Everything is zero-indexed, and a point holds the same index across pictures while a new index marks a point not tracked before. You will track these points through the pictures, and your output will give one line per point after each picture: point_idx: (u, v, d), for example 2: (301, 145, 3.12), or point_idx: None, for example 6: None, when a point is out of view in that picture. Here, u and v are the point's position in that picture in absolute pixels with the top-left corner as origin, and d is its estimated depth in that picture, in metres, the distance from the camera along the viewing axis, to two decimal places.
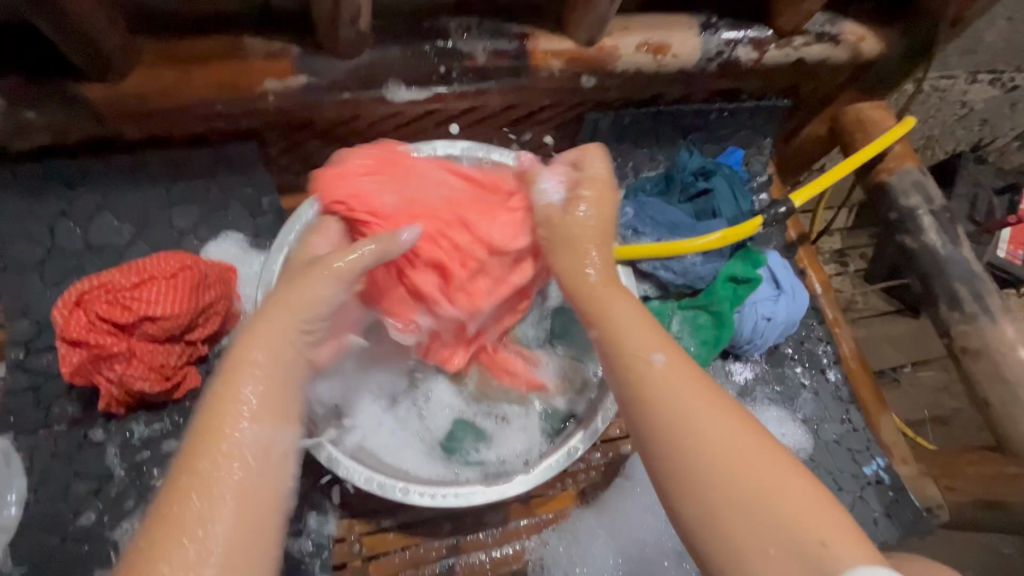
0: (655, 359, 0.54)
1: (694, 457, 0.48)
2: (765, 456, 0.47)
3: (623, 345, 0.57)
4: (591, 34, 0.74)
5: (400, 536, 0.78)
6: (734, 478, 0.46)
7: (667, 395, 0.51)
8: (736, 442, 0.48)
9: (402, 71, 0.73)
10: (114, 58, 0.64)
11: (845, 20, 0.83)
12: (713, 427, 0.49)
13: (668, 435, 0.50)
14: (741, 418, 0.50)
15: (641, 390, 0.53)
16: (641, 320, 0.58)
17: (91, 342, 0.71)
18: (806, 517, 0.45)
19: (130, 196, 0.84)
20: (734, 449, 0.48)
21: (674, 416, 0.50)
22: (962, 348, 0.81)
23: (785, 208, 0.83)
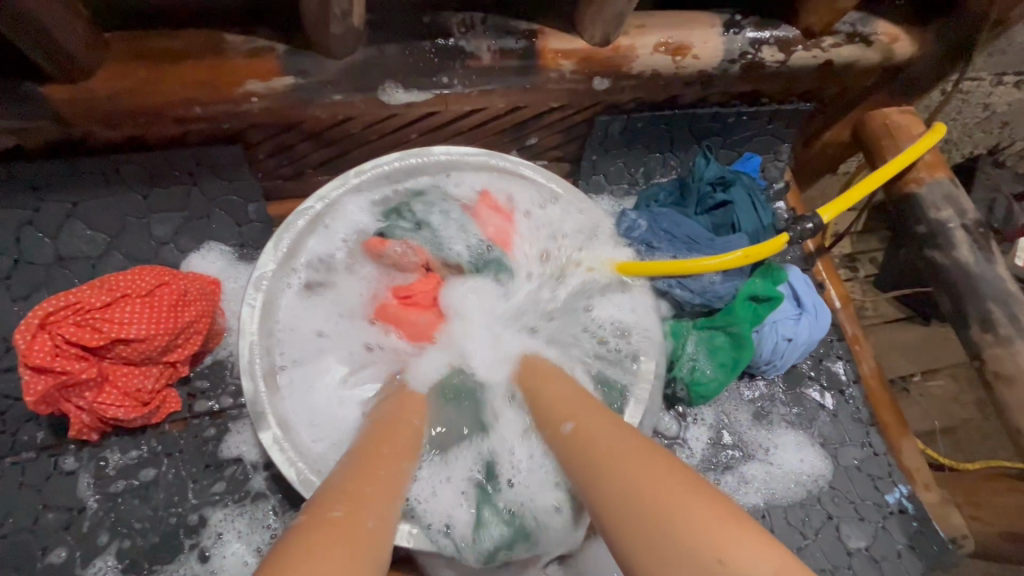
0: (568, 425, 0.53)
1: (604, 487, 0.43)
2: (656, 472, 0.41)
3: (551, 411, 0.57)
4: (607, 32, 0.68)
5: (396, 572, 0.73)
6: (638, 492, 0.40)
7: (573, 454, 0.50)
8: (633, 459, 0.43)
9: (400, 71, 0.67)
10: (79, 55, 0.58)
11: (877, 19, 0.77)
12: (611, 452, 0.46)
13: (583, 484, 0.46)
14: (640, 443, 0.46)
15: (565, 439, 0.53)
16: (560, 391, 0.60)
17: (57, 369, 0.64)
18: (699, 514, 0.36)
19: (103, 203, 0.77)
20: (632, 467, 0.42)
21: (579, 463, 0.48)
22: (995, 372, 0.76)
23: (813, 224, 0.77)
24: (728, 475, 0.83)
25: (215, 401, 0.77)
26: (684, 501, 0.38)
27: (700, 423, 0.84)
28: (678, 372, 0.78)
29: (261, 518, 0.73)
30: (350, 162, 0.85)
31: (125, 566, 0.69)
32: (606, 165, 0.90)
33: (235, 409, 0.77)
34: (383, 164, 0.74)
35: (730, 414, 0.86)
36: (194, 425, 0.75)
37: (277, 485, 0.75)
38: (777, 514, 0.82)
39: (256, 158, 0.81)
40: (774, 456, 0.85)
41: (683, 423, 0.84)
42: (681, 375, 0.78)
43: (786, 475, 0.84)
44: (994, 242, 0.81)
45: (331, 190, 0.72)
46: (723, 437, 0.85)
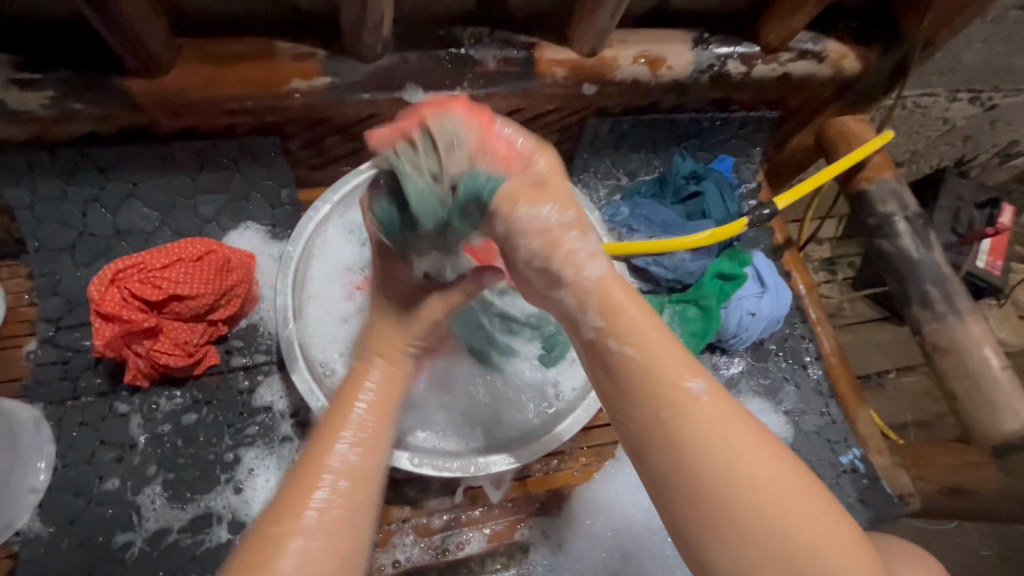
0: (693, 385, 0.47)
1: (733, 477, 0.44)
2: (766, 452, 0.45)
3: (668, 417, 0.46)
4: (593, 46, 0.80)
5: (406, 507, 0.83)
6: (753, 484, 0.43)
7: (708, 431, 0.45)
8: (757, 457, 0.45)
9: (420, 74, 0.79)
10: (159, 55, 0.71)
11: (827, 38, 0.90)
12: (770, 489, 0.43)
13: (712, 497, 0.44)
14: (742, 417, 0.47)
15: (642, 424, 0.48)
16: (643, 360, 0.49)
17: (123, 318, 0.76)
18: (784, 505, 0.43)
19: (158, 185, 0.89)
20: (722, 425, 0.46)
21: (720, 466, 0.44)
22: (933, 344, 0.87)
23: (768, 211, 0.90)
24: None
25: (249, 357, 0.87)
26: (763, 473, 0.44)
27: None
28: None
29: (287, 458, 0.84)
30: (370, 156, 0.98)
31: (170, 495, 0.80)
32: (595, 163, 1.02)
33: (266, 364, 0.88)
34: None
35: None
36: (229, 377, 0.86)
37: (302, 430, 0.85)
38: None
39: (290, 149, 0.94)
40: None
41: None
42: None
43: None
44: (933, 233, 0.93)
45: (348, 180, 0.84)
46: None
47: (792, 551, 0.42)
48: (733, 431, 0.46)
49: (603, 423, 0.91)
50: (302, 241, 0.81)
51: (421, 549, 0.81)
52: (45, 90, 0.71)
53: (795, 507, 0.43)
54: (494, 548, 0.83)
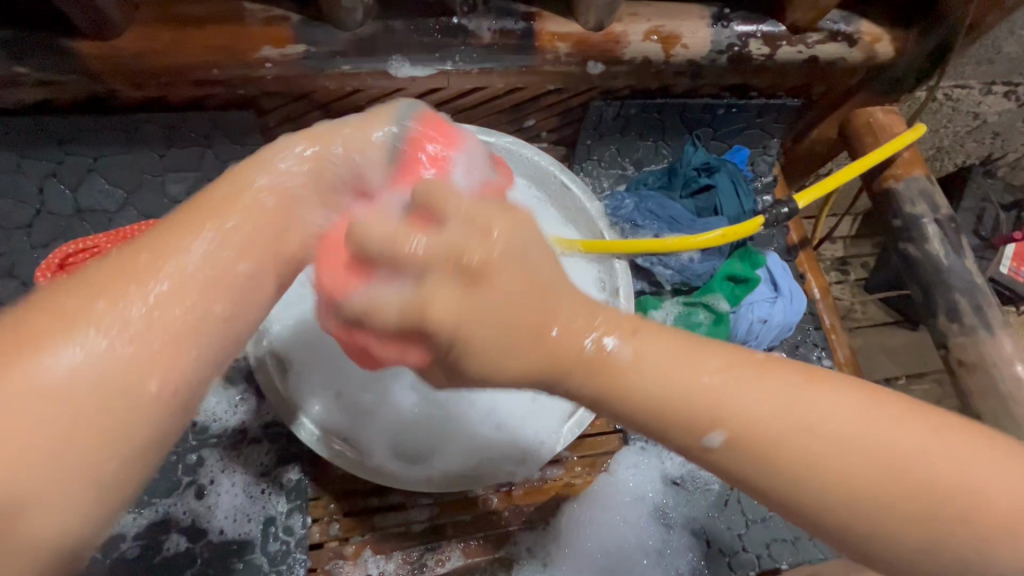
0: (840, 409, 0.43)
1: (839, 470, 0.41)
2: (880, 415, 0.42)
3: (681, 397, 0.43)
4: (601, 19, 0.72)
5: (380, 517, 0.77)
6: (881, 451, 0.41)
7: (825, 437, 0.42)
8: (861, 415, 0.42)
9: (405, 46, 0.71)
10: (112, 16, 0.63)
11: (861, 19, 0.81)
12: (872, 455, 0.41)
13: (827, 470, 0.41)
14: (866, 397, 0.43)
15: (707, 421, 0.43)
16: (668, 363, 0.44)
17: None
18: (880, 451, 0.41)
19: (121, 160, 0.82)
20: (832, 421, 0.42)
21: (813, 462, 0.42)
22: (958, 360, 0.80)
23: (788, 209, 0.82)
24: None
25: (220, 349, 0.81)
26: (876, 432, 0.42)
27: None
28: None
29: (254, 461, 0.77)
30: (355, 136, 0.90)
31: None
32: (599, 150, 0.95)
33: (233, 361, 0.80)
34: None
35: None
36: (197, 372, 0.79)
37: (271, 432, 0.78)
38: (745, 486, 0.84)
39: (268, 125, 0.86)
40: None
41: None
42: None
43: None
44: (965, 237, 0.85)
45: None
46: None
47: (884, 461, 0.41)
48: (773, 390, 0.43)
49: (598, 431, 0.85)
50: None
51: (395, 564, 0.76)
52: None
53: (887, 425, 0.42)
54: (474, 564, 0.77)
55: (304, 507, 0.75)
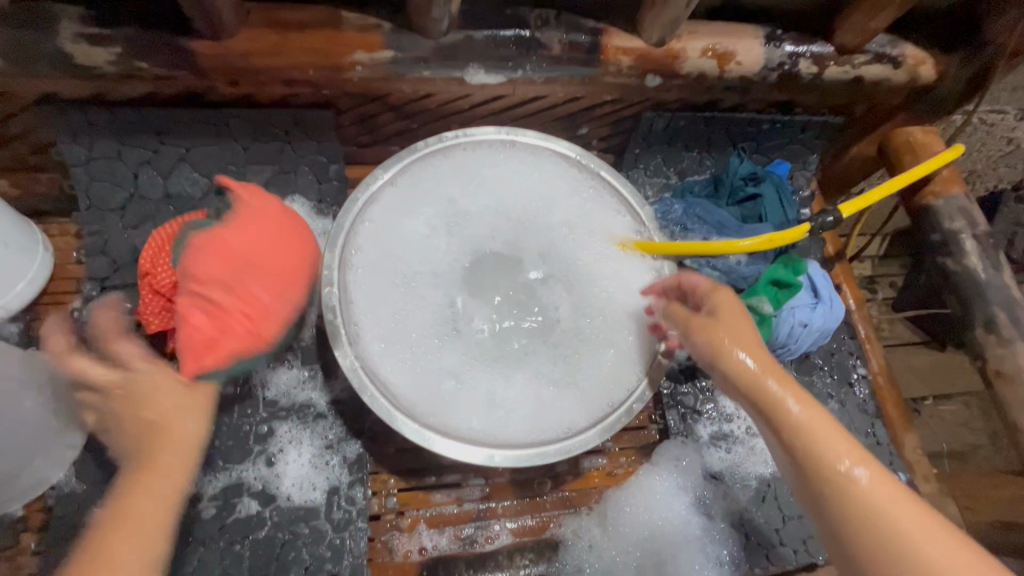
0: (858, 470, 0.54)
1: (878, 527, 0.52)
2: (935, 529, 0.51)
3: (894, 538, 0.51)
4: (663, 35, 0.78)
5: (434, 493, 0.82)
6: (916, 543, 0.50)
7: (876, 505, 0.53)
8: (898, 508, 0.52)
9: (482, 55, 0.77)
10: (227, 20, 0.70)
11: (905, 43, 0.86)
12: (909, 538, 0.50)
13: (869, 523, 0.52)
14: (914, 504, 0.53)
15: (887, 539, 0.51)
16: (878, 494, 0.53)
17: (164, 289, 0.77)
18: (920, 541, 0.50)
19: (209, 151, 0.89)
20: (889, 500, 0.53)
21: (859, 511, 0.53)
22: (995, 370, 0.83)
23: (832, 218, 0.85)
24: (741, 445, 0.88)
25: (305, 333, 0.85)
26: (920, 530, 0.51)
27: (719, 397, 0.90)
28: None
29: (320, 434, 0.82)
30: (420, 137, 0.96)
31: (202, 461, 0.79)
32: (647, 158, 1.00)
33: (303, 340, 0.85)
34: (440, 139, 0.83)
35: None
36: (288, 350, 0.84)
37: (336, 408, 0.83)
38: (782, 484, 0.86)
39: (342, 124, 0.92)
40: None
41: (702, 396, 0.90)
42: None
43: None
44: (1002, 253, 0.88)
45: (398, 159, 0.81)
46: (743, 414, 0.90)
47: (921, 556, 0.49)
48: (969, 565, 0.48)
49: (641, 425, 0.89)
50: (352, 216, 0.78)
51: (448, 538, 0.80)
52: (112, 47, 0.71)
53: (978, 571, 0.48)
54: (522, 543, 0.81)
55: (365, 480, 0.80)
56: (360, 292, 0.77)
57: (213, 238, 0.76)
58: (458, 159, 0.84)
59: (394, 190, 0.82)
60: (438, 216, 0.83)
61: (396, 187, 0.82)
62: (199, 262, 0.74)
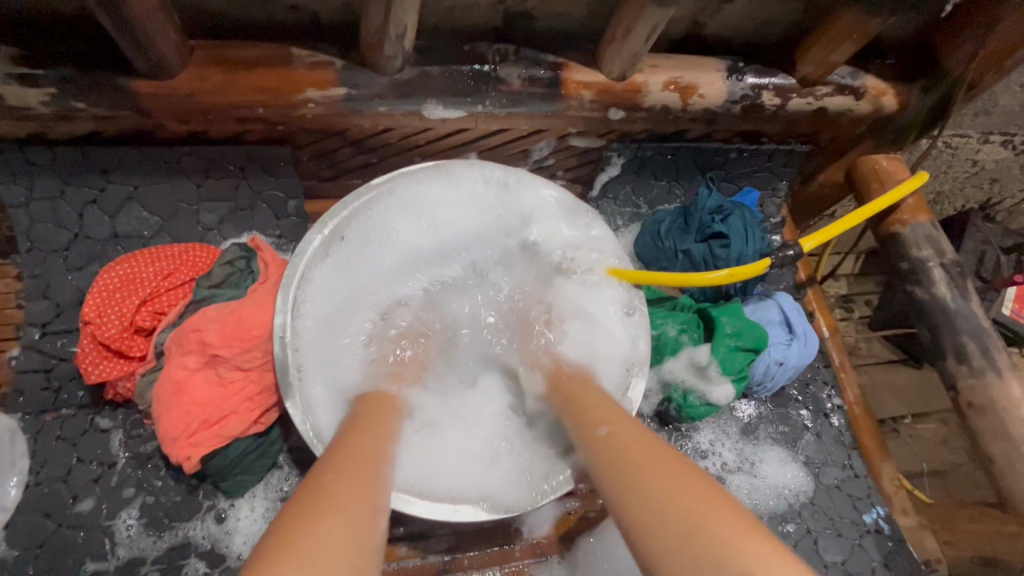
0: (603, 430, 0.56)
1: (641, 484, 0.46)
2: (673, 493, 0.44)
3: (650, 503, 0.44)
4: (624, 69, 0.77)
5: (396, 547, 0.78)
6: (664, 503, 0.43)
7: (618, 459, 0.51)
8: (653, 462, 0.48)
9: (440, 91, 0.75)
10: (169, 57, 0.67)
11: (867, 74, 0.86)
12: (669, 489, 0.44)
13: (626, 474, 0.49)
14: (665, 462, 0.48)
15: (653, 500, 0.44)
16: (644, 459, 0.49)
17: (94, 317, 0.73)
18: (673, 492, 0.44)
19: (158, 188, 0.85)
20: (638, 454, 0.50)
21: (636, 476, 0.47)
22: (968, 402, 0.82)
23: (794, 251, 0.86)
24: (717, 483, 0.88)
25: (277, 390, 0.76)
26: (678, 487, 0.44)
27: (692, 435, 0.90)
28: (672, 394, 0.86)
29: (274, 487, 0.78)
30: (383, 170, 0.93)
31: (146, 521, 0.74)
32: (614, 189, 0.98)
33: None
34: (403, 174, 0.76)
35: (720, 429, 0.91)
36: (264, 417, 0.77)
37: (293, 458, 0.79)
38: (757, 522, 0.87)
39: (300, 159, 0.89)
40: (758, 469, 0.90)
41: (676, 436, 0.89)
42: (674, 398, 0.85)
43: (769, 487, 0.89)
44: (970, 282, 0.88)
45: (355, 198, 0.74)
46: (718, 453, 0.90)
47: (668, 505, 0.43)
48: (681, 482, 0.45)
49: None
50: (302, 261, 0.72)
51: None
52: (46, 86, 0.67)
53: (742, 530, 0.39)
54: None
55: None
56: (316, 332, 0.72)
57: (129, 262, 0.77)
58: (419, 193, 0.77)
59: (350, 227, 0.75)
60: (397, 246, 0.78)
61: (351, 223, 0.75)
62: (115, 280, 0.75)
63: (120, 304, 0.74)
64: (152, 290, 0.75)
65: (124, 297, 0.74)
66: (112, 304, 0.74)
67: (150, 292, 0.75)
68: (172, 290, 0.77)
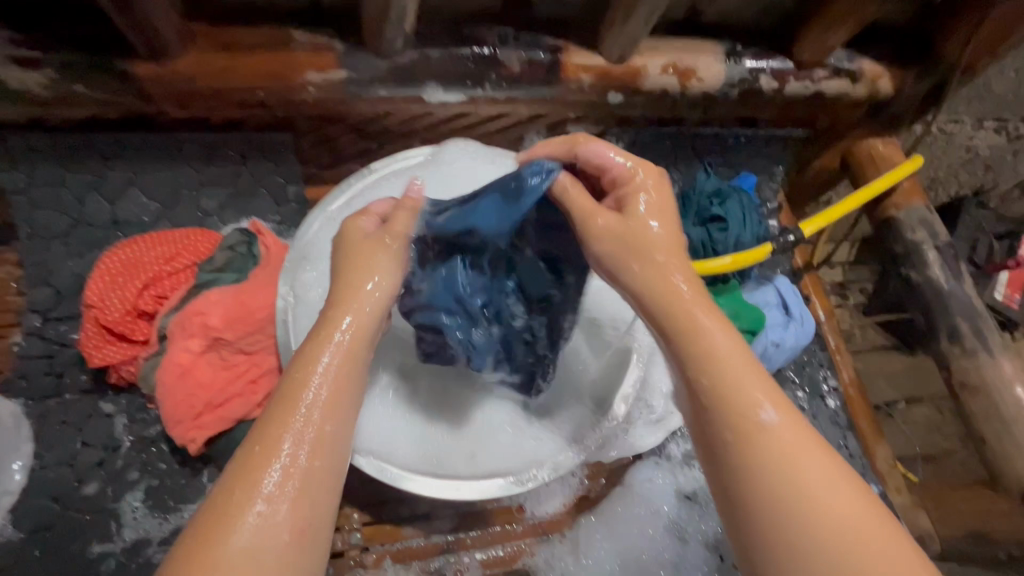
0: (767, 413, 0.46)
1: (793, 470, 0.44)
2: (830, 482, 0.43)
3: (787, 488, 0.43)
4: (623, 53, 0.77)
5: (399, 528, 0.79)
6: (830, 510, 0.42)
7: (778, 443, 0.45)
8: (803, 451, 0.45)
9: (439, 74, 0.76)
10: (169, 41, 0.67)
11: (864, 58, 0.86)
12: (801, 473, 0.43)
13: (762, 464, 0.44)
14: (816, 450, 0.45)
15: (778, 487, 0.43)
16: (792, 449, 0.45)
17: (96, 302, 0.73)
18: (846, 512, 0.42)
19: (157, 174, 0.84)
20: (791, 442, 0.45)
21: (772, 458, 0.44)
22: (961, 382, 0.83)
23: (794, 237, 0.87)
24: None
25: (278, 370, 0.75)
26: (824, 488, 0.43)
27: None
28: None
29: None
30: (382, 157, 0.93)
31: (152, 504, 0.75)
32: None
33: None
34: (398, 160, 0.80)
35: None
36: None
37: None
38: None
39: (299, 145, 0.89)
40: None
41: None
42: None
43: None
44: (964, 264, 0.89)
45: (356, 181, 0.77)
46: None
47: (825, 518, 0.42)
48: (846, 493, 0.44)
49: None
50: (306, 241, 0.74)
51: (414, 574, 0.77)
52: (45, 69, 0.67)
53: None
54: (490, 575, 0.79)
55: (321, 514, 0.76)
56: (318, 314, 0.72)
57: (130, 247, 0.77)
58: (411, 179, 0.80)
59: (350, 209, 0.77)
60: None
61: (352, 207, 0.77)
62: (117, 265, 0.76)
63: (121, 288, 0.74)
64: (153, 275, 0.76)
65: (125, 282, 0.75)
66: (113, 289, 0.74)
67: (151, 277, 0.76)
68: (173, 276, 0.77)
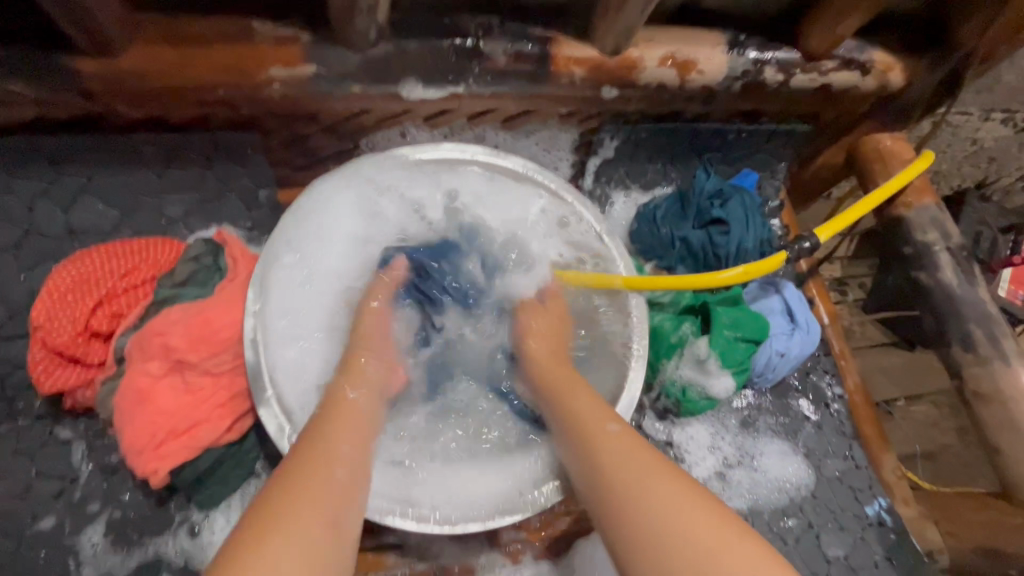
0: (611, 429, 0.57)
1: (641, 496, 0.49)
2: (678, 496, 0.48)
3: (628, 497, 0.50)
4: (618, 44, 0.71)
5: (382, 556, 0.74)
6: (681, 531, 0.46)
7: (615, 464, 0.53)
8: (650, 468, 0.52)
9: (418, 68, 0.69)
10: (113, 33, 0.60)
11: (874, 48, 0.81)
12: (649, 482, 0.50)
13: (614, 485, 0.52)
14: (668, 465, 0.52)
15: (634, 524, 0.48)
16: (641, 470, 0.51)
17: (43, 322, 0.67)
18: (690, 525, 0.46)
19: (115, 178, 0.78)
20: (641, 459, 0.53)
21: (622, 475, 0.52)
22: (974, 391, 0.79)
23: (809, 244, 0.80)
24: (716, 478, 0.85)
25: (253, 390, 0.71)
26: (666, 488, 0.49)
27: (689, 429, 0.86)
28: (668, 388, 0.82)
29: (251, 497, 0.73)
30: (361, 157, 0.87)
31: (114, 537, 0.70)
32: (608, 172, 0.93)
33: None
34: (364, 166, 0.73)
35: (718, 421, 0.88)
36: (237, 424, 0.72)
37: (271, 467, 0.74)
38: (758, 519, 0.84)
39: (270, 145, 0.83)
40: (759, 463, 0.87)
41: (672, 430, 0.85)
42: (671, 391, 0.82)
43: (770, 482, 0.86)
44: (977, 266, 0.85)
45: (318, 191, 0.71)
46: (717, 447, 0.87)
47: (673, 530, 0.46)
48: (697, 501, 0.48)
49: None
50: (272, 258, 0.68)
51: None
52: None
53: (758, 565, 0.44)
54: None
55: None
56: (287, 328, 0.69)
57: (82, 260, 0.70)
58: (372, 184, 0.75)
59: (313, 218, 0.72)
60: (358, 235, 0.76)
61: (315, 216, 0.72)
62: (67, 280, 0.69)
63: (71, 306, 0.68)
64: (109, 290, 0.70)
65: (76, 299, 0.68)
66: (63, 307, 0.67)
67: (107, 293, 0.69)
68: (132, 290, 0.71)
